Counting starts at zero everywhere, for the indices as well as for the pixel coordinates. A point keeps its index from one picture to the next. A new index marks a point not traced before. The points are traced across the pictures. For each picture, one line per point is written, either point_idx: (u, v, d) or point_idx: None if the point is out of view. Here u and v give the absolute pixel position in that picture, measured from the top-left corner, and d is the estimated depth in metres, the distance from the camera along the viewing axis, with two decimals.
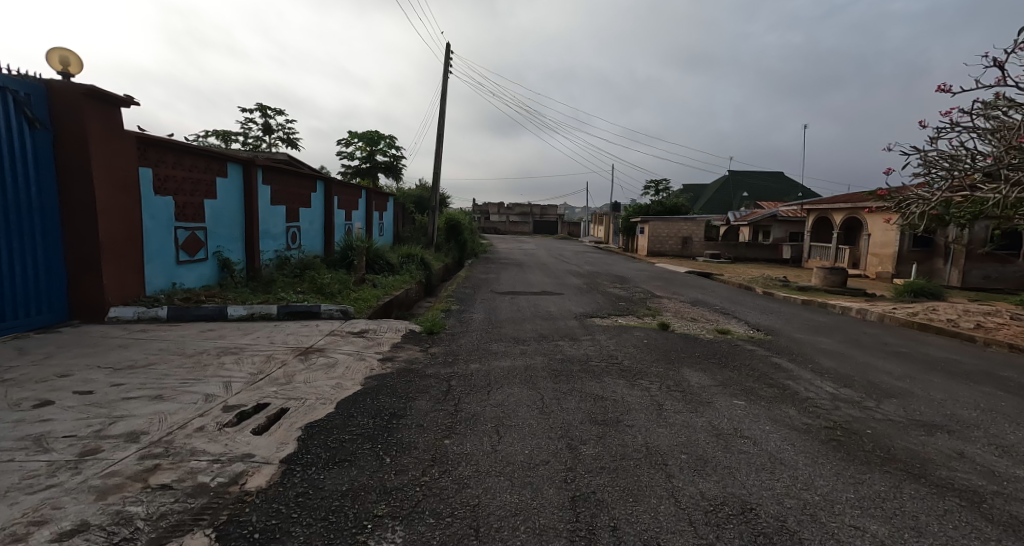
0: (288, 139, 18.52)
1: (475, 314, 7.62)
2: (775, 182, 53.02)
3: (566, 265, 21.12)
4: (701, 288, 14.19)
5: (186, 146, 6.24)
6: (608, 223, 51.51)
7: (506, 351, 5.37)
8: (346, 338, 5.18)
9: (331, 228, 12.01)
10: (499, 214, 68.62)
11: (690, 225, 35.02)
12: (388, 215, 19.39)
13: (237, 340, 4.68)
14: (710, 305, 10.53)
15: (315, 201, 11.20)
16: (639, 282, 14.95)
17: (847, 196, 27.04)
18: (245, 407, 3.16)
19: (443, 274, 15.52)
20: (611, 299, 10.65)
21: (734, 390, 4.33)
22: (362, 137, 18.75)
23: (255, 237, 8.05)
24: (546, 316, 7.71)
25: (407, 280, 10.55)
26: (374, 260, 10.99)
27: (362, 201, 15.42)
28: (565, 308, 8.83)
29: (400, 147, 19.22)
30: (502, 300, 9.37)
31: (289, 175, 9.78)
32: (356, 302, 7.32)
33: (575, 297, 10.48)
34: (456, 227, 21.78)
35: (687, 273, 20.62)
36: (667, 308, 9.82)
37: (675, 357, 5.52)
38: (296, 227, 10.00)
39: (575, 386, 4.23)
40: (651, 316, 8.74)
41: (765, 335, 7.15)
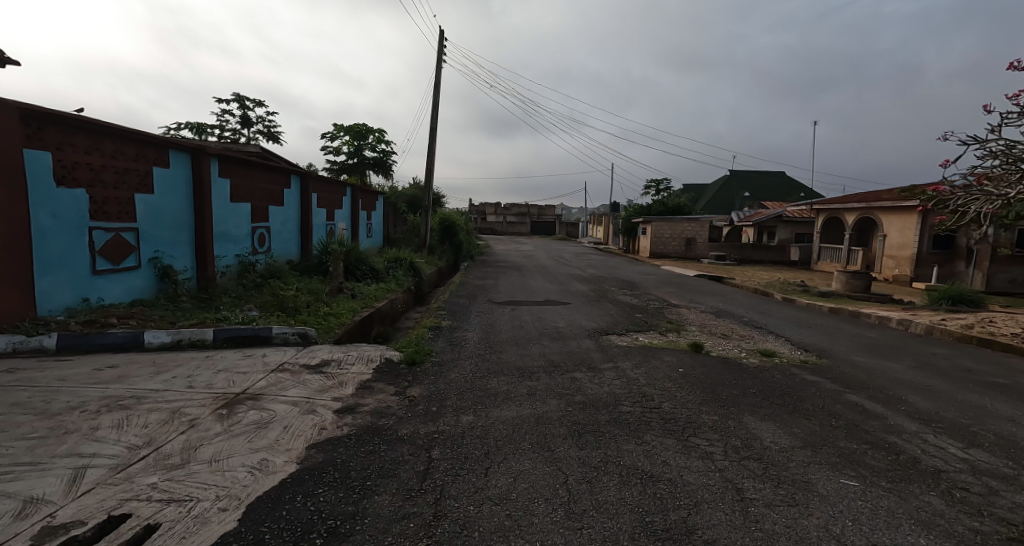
0: (269, 133, 17.20)
1: (470, 333, 6.37)
2: (778, 181, 51.98)
3: (568, 268, 19.93)
4: (719, 295, 12.95)
5: (104, 126, 4.97)
6: (608, 224, 50.38)
7: (509, 390, 4.12)
8: (298, 376, 3.92)
9: (308, 229, 10.75)
10: (496, 215, 67.38)
11: (694, 226, 33.85)
12: (377, 215, 18.09)
13: (140, 384, 3.41)
14: (736, 316, 9.30)
15: (288, 199, 9.92)
16: (650, 288, 13.69)
17: (859, 196, 25.91)
18: (79, 532, 1.89)
19: (436, 280, 14.28)
20: (625, 310, 9.42)
21: (830, 458, 3.10)
22: (348, 131, 17.44)
23: (209, 240, 6.78)
24: (554, 335, 6.47)
25: (392, 289, 9.31)
26: (356, 266, 9.73)
27: (346, 200, 14.14)
28: (575, 322, 7.58)
29: (391, 142, 17.92)
30: (501, 313, 8.11)
31: (255, 168, 8.50)
32: (325, 320, 6.08)
33: (583, 307, 9.26)
34: (450, 228, 20.51)
35: (697, 276, 19.42)
36: (690, 321, 8.59)
37: (726, 396, 4.29)
38: (263, 228, 8.75)
39: (609, 455, 2.99)
40: (675, 332, 7.51)
41: (819, 359, 5.93)
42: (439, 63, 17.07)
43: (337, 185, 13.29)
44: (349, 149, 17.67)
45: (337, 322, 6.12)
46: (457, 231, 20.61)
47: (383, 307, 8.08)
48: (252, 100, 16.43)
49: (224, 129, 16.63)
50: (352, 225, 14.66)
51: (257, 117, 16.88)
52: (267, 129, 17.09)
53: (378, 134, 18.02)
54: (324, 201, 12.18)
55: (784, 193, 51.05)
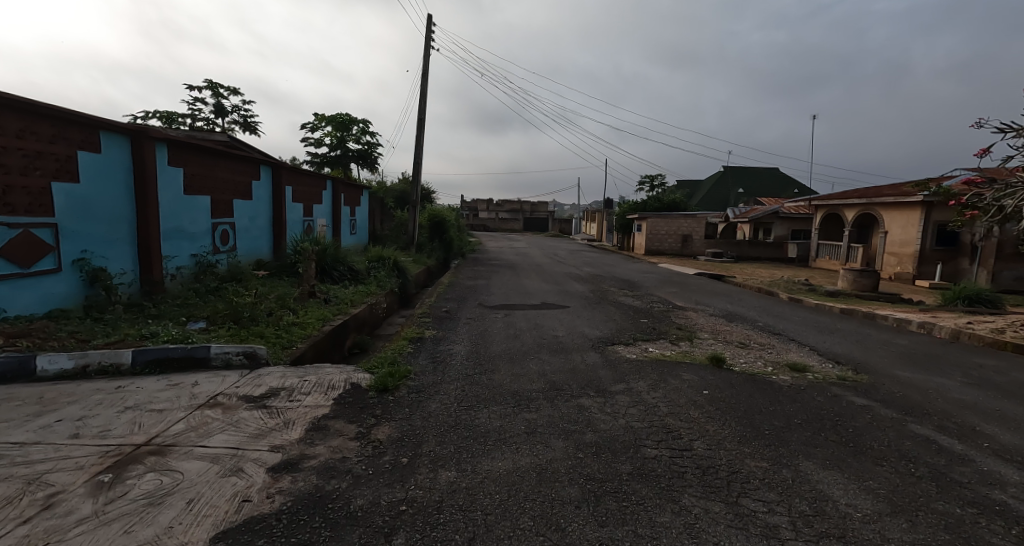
0: (246, 124, 16.25)
1: (457, 346, 5.54)
2: (772, 178, 51.52)
3: (562, 266, 19.14)
4: (724, 296, 12.20)
5: (2, 97, 4.09)
6: (602, 221, 49.67)
7: (501, 429, 3.28)
8: (232, 412, 3.06)
9: (282, 226, 9.84)
10: (488, 211, 66.49)
11: (690, 223, 33.21)
12: (362, 212, 17.16)
13: (3, 431, 2.53)
14: (749, 321, 8.55)
15: (257, 192, 9.01)
16: (651, 289, 12.94)
17: (858, 192, 25.36)
18: None
19: (423, 280, 13.41)
20: (628, 315, 8.61)
21: (937, 534, 2.29)
22: (330, 122, 16.49)
23: (154, 237, 5.87)
24: (553, 348, 5.65)
25: (372, 292, 8.44)
26: (333, 267, 8.87)
27: (326, 195, 13.22)
28: (576, 331, 6.78)
29: (376, 134, 16.99)
30: (493, 319, 7.27)
31: (213, 156, 7.58)
32: (287, 332, 5.21)
33: (583, 312, 8.46)
34: (440, 225, 19.62)
35: (696, 275, 18.71)
36: (700, 328, 7.80)
37: (770, 432, 3.48)
38: (225, 224, 7.85)
39: (641, 539, 2.17)
40: (688, 342, 6.72)
41: (858, 375, 5.16)
42: (427, 49, 16.18)
43: (316, 177, 12.36)
44: (331, 141, 16.72)
45: (301, 333, 5.25)
46: (447, 228, 19.72)
47: (361, 313, 7.21)
48: (225, 88, 15.43)
49: (197, 119, 15.63)
50: (333, 222, 13.75)
51: (232, 106, 15.89)
52: (244, 119, 16.12)
53: (362, 125, 17.06)
54: (301, 195, 11.26)
55: (779, 189, 50.57)
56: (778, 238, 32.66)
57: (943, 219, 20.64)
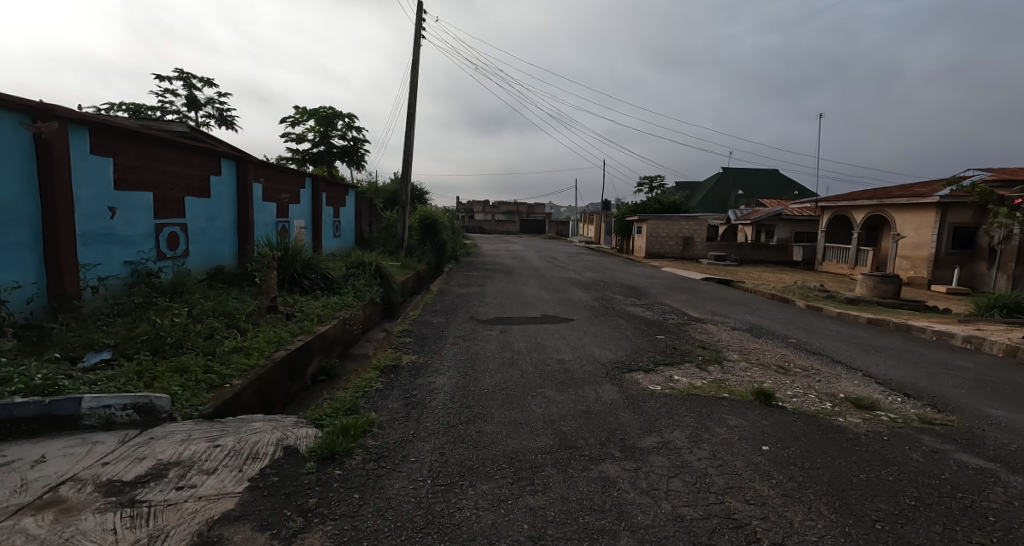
0: (223, 119, 15.20)
1: (440, 377, 4.46)
2: (772, 179, 50.69)
3: (562, 271, 18.07)
4: (739, 305, 11.18)
5: None
6: (599, 223, 48.76)
7: (493, 534, 2.18)
8: (69, 519, 1.95)
9: (247, 227, 8.70)
10: (484, 213, 65.45)
11: (691, 225, 32.28)
12: (347, 213, 16.06)
13: None
14: (777, 337, 7.50)
15: (216, 189, 7.88)
16: (659, 296, 11.91)
17: (867, 192, 24.42)
18: None
19: (411, 288, 12.31)
20: (641, 330, 7.55)
21: None
22: (312, 116, 15.36)
23: (66, 241, 4.76)
24: (559, 380, 4.58)
25: (346, 305, 7.36)
26: (303, 276, 7.79)
27: (305, 194, 12.11)
28: (583, 354, 5.71)
29: (362, 129, 15.87)
30: (486, 338, 6.19)
31: (157, 146, 6.46)
32: (223, 364, 4.11)
33: (589, 327, 7.39)
34: (431, 226, 18.50)
35: (703, 280, 17.70)
36: (726, 347, 6.74)
37: (882, 527, 2.40)
38: (172, 226, 6.74)
39: None
40: (716, 367, 5.67)
41: (943, 416, 4.09)
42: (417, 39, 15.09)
43: (292, 173, 11.22)
44: (314, 137, 15.62)
45: (240, 364, 4.15)
46: (439, 230, 18.62)
47: (329, 331, 6.12)
48: (198, 79, 14.33)
49: (169, 112, 14.54)
50: (312, 224, 12.64)
51: (206, 99, 14.79)
52: (219, 113, 15.06)
53: (347, 120, 15.94)
54: (273, 194, 10.14)
55: (778, 191, 49.74)
56: (782, 241, 31.74)
57: (959, 220, 19.68)
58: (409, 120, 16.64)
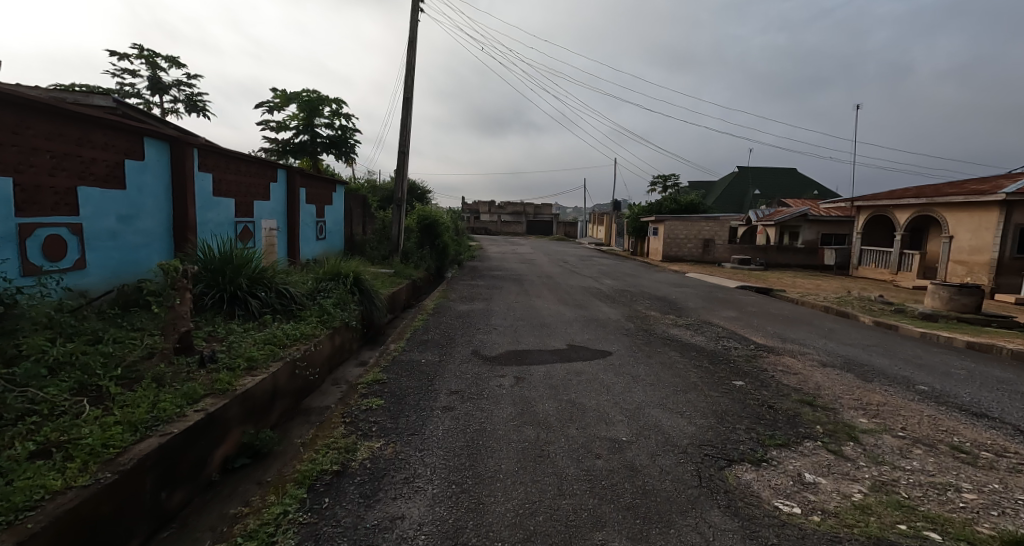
0: (194, 105, 13.70)
1: (415, 509, 2.44)
2: (792, 178, 48.30)
3: (578, 279, 16.03)
4: (802, 324, 9.12)
5: None
6: (610, 224, 46.62)
7: None
8: None
9: (186, 228, 6.73)
10: (491, 214, 63.51)
11: (712, 226, 30.18)
12: (333, 212, 14.14)
13: None
14: (894, 380, 5.46)
15: (135, 178, 5.90)
16: (700, 313, 9.89)
17: (911, 191, 22.21)
18: None
19: (402, 304, 10.34)
20: (704, 369, 5.55)
21: None
22: (295, 102, 13.44)
23: None
24: (628, 509, 2.57)
25: (300, 334, 5.41)
26: (248, 296, 5.83)
27: (276, 189, 10.21)
28: (645, 428, 3.70)
29: (351, 116, 13.99)
30: (495, 393, 4.20)
31: (20, 112, 4.48)
32: None
33: (636, 368, 5.39)
34: (430, 228, 16.52)
35: (738, 289, 15.59)
36: (838, 402, 4.71)
37: None
38: (51, 229, 4.79)
39: None
40: (857, 449, 3.62)
41: None
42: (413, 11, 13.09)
43: (256, 161, 9.28)
44: (297, 126, 13.74)
45: (24, 495, 2.17)
46: (439, 231, 16.63)
47: (264, 383, 4.11)
48: (161, 59, 12.53)
49: (129, 97, 12.80)
50: (285, 226, 10.73)
51: (172, 80, 13.10)
52: (189, 99, 13.50)
53: (334, 105, 14.01)
54: (226, 188, 8.19)
55: (798, 191, 47.37)
56: (809, 243, 29.56)
57: None
58: (405, 107, 14.67)
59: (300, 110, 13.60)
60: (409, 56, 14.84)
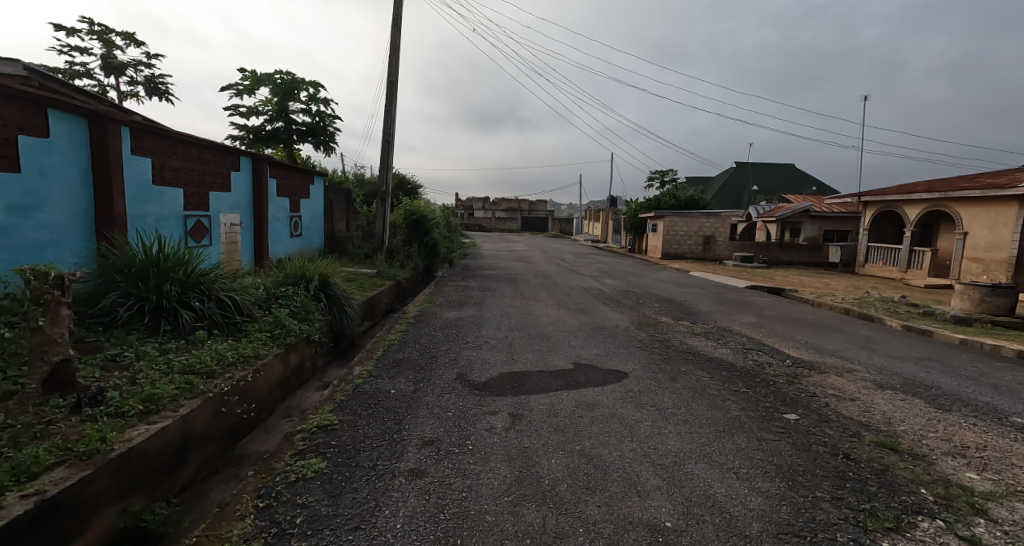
0: (154, 89, 12.73)
1: None
2: (791, 174, 47.47)
3: (577, 278, 14.98)
4: (831, 330, 8.11)
5: None
6: (607, 221, 45.67)
7: None
8: None
9: (110, 223, 5.58)
10: (484, 211, 62.36)
11: (712, 223, 29.26)
12: (310, 207, 13.00)
13: None
14: (978, 410, 4.41)
15: (34, 160, 4.75)
16: (716, 319, 8.86)
17: (920, 185, 21.31)
18: None
19: (381, 310, 9.22)
20: (742, 396, 4.48)
21: None
22: (268, 85, 12.25)
23: None
24: None
25: (240, 354, 4.29)
26: (176, 308, 4.71)
27: (238, 179, 9.08)
28: (694, 504, 2.61)
29: (330, 102, 12.88)
30: (482, 446, 3.11)
31: None
32: None
33: (660, 397, 4.31)
34: (417, 225, 15.34)
35: (748, 289, 14.58)
36: (927, 444, 3.63)
37: None
38: None
39: None
40: (996, 531, 2.55)
41: None
42: None
43: (211, 147, 8.12)
44: (270, 111, 12.58)
45: None
46: (427, 228, 15.45)
47: (166, 434, 2.98)
48: (117, 35, 11.47)
49: (80, 77, 11.64)
50: (250, 222, 9.59)
51: (128, 60, 12.03)
52: (148, 82, 12.54)
53: (310, 90, 12.89)
54: (171, 177, 7.04)
55: (798, 186, 46.53)
56: (812, 240, 28.69)
57: None
58: (389, 92, 13.52)
59: (273, 95, 12.43)
60: (393, 37, 13.69)
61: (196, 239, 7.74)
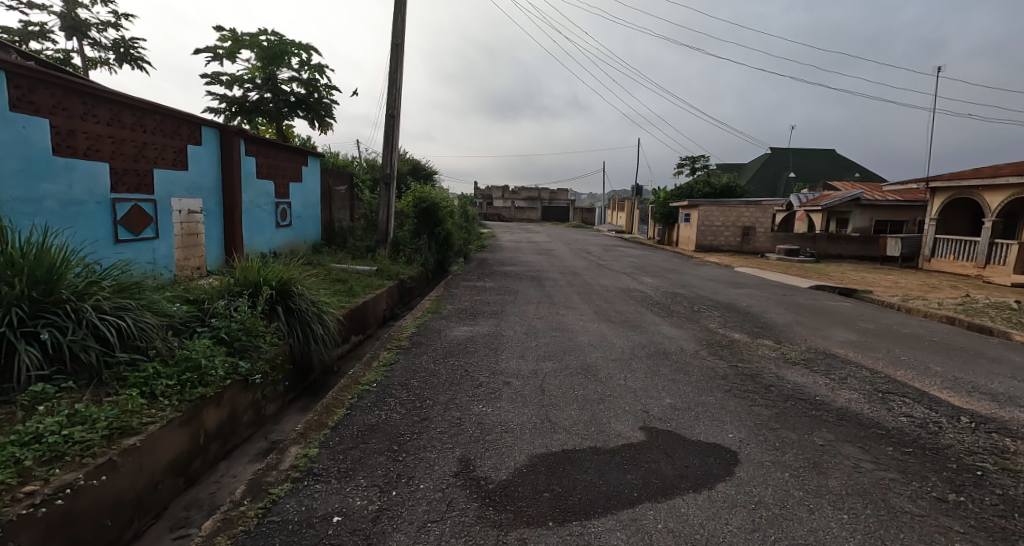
0: (123, 54, 11.12)
1: None
2: (832, 159, 44.21)
3: (610, 276, 12.98)
4: (972, 356, 5.98)
5: None
6: (633, 210, 43.25)
7: None
8: None
9: None
10: (504, 200, 60.22)
11: (752, 212, 26.83)
12: (302, 193, 11.27)
13: None
14: None
15: None
16: (804, 336, 6.81)
17: (1002, 169, 18.59)
18: None
19: (370, 321, 7.41)
20: (966, 517, 2.50)
21: None
22: (252, 49, 10.51)
23: None
24: None
25: (83, 435, 2.48)
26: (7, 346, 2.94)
27: (197, 155, 7.31)
28: None
29: (325, 69, 11.17)
30: None
31: None
32: None
33: (823, 526, 2.38)
34: (428, 214, 13.43)
35: (813, 290, 12.37)
36: None
37: None
38: None
39: None
40: None
41: None
42: None
43: (157, 112, 6.42)
44: (256, 80, 10.87)
45: None
46: (439, 218, 13.53)
47: None
48: None
49: (36, 39, 10.03)
50: (215, 210, 7.86)
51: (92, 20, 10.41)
52: (118, 46, 10.97)
53: (302, 56, 11.15)
54: (88, 148, 5.34)
55: (839, 173, 43.30)
56: (863, 231, 26.05)
57: None
58: (394, 59, 11.61)
59: (259, 60, 10.70)
60: None
61: (133, 231, 6.04)
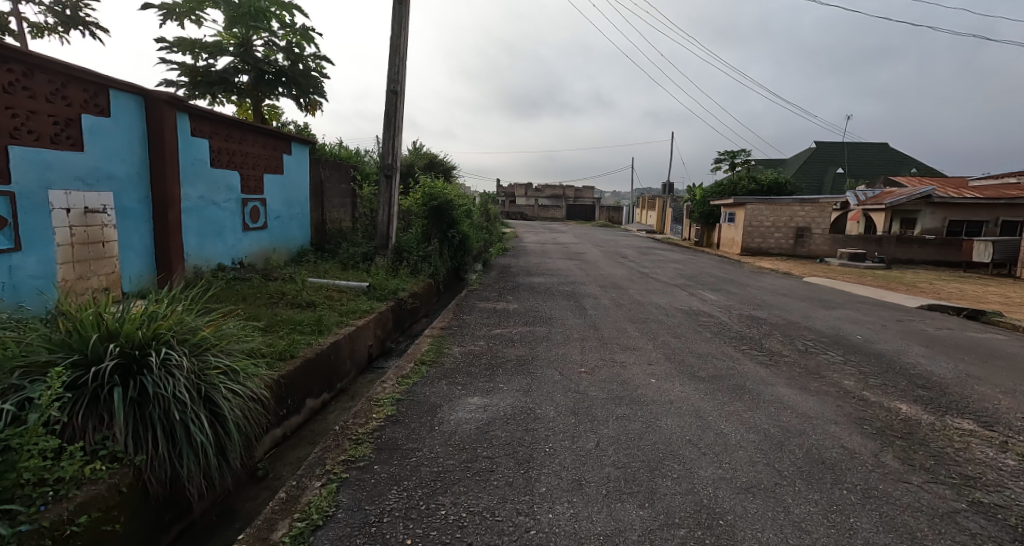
0: (69, 17, 9.08)
1: None
2: (884, 153, 40.54)
3: (661, 291, 10.51)
4: None
5: None
6: (664, 209, 40.40)
7: None
8: None
9: None
10: (526, 198, 57.73)
11: (807, 211, 23.87)
12: (282, 190, 9.09)
13: None
14: None
15: None
16: (1015, 412, 4.26)
17: None
18: None
19: (341, 374, 5.12)
20: None
21: None
22: (218, 6, 8.37)
23: None
24: None
25: None
26: None
27: (101, 130, 5.16)
28: None
29: (311, 34, 9.01)
30: None
31: None
32: None
33: None
34: (440, 213, 11.13)
35: (926, 312, 9.68)
36: None
37: None
38: None
39: None
40: None
41: None
42: None
43: (14, 60, 4.27)
44: (227, 47, 8.76)
45: None
46: (453, 218, 11.19)
47: None
48: None
49: None
50: (137, 209, 5.70)
51: None
52: (60, 5, 8.92)
53: (283, 17, 8.99)
54: None
55: (893, 168, 39.66)
56: (937, 233, 22.86)
57: None
58: (398, 20, 9.34)
59: (228, 22, 8.59)
60: None
61: None
